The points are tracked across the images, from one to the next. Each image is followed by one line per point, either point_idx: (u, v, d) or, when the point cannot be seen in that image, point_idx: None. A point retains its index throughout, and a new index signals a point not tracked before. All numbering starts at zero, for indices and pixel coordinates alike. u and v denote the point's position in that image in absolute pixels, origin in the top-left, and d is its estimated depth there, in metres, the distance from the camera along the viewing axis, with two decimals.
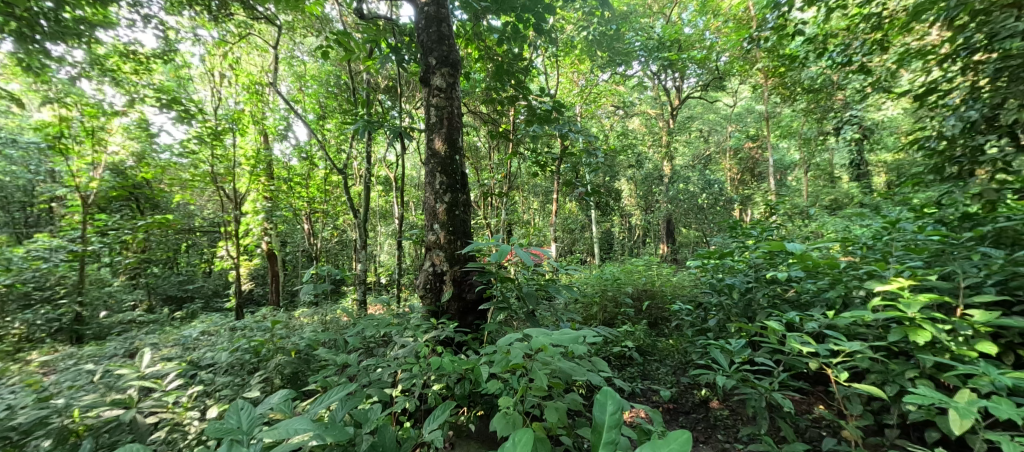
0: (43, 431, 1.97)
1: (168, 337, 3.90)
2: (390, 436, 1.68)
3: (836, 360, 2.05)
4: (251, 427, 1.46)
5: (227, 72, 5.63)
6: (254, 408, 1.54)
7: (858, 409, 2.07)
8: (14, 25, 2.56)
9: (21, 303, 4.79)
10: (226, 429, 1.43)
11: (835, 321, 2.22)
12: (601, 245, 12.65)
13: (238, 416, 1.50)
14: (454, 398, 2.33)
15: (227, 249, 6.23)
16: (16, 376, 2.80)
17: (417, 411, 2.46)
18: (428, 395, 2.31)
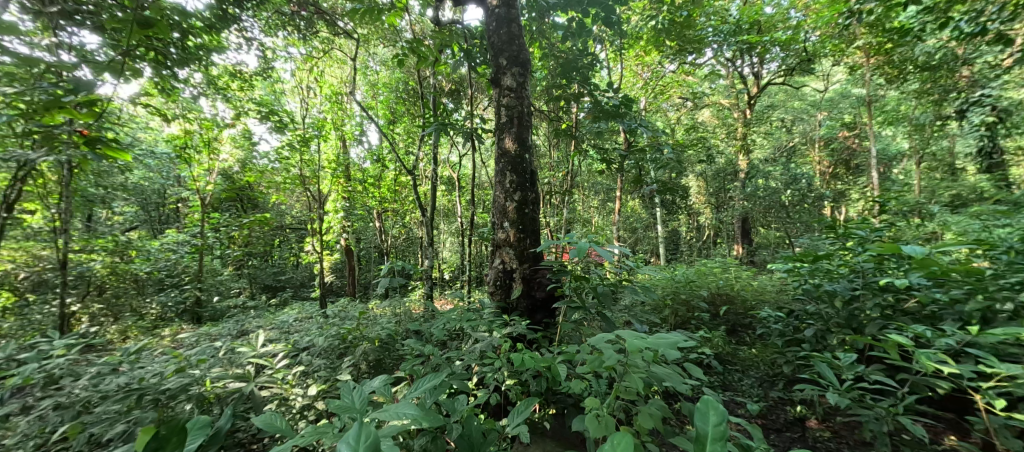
0: (186, 395, 2.38)
1: (268, 321, 4.42)
2: (477, 429, 1.88)
3: (985, 384, 1.76)
4: (363, 406, 1.63)
5: (313, 84, 6.21)
6: (365, 389, 1.70)
7: (1013, 444, 1.76)
8: (153, 56, 3.06)
9: (157, 287, 5.74)
10: (343, 406, 1.60)
11: (980, 339, 1.91)
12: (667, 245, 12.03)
13: (352, 396, 1.67)
14: (530, 394, 2.36)
15: (313, 244, 6.89)
16: (159, 349, 3.37)
17: (495, 405, 2.53)
18: (504, 390, 2.37)
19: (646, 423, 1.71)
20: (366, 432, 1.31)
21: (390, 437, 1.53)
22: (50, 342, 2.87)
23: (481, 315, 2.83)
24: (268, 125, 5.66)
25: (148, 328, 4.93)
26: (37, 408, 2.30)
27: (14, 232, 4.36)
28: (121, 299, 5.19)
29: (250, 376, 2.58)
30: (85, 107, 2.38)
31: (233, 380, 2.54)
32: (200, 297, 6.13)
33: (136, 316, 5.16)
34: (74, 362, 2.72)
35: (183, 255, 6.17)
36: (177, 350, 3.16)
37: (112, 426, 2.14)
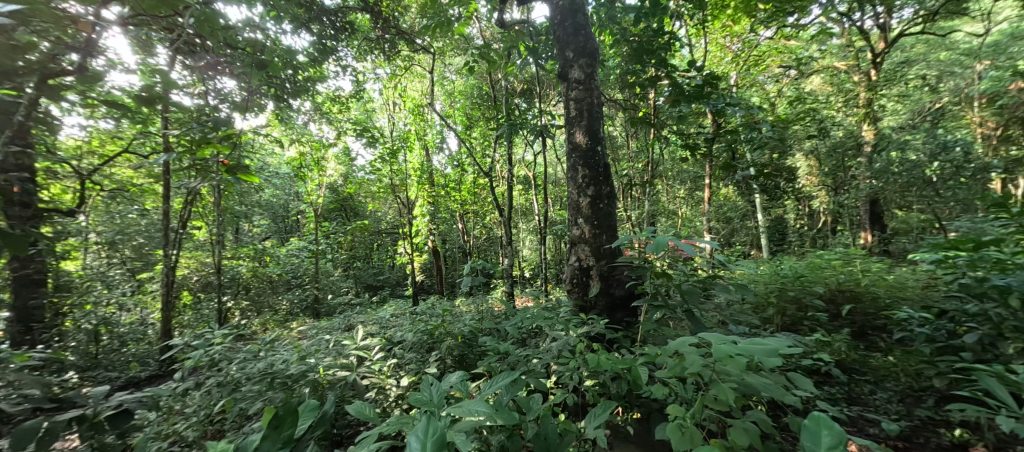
0: (305, 380, 2.76)
1: (367, 317, 4.93)
2: (552, 429, 1.85)
3: None
4: (440, 401, 1.71)
5: (399, 100, 6.75)
6: (441, 385, 1.79)
7: None
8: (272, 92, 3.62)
9: (285, 287, 6.77)
10: (423, 400, 1.71)
11: None
12: (772, 235, 10.66)
13: (430, 391, 1.77)
14: (610, 397, 2.27)
15: (405, 247, 7.50)
16: (286, 341, 3.97)
17: (574, 405, 2.48)
18: (583, 391, 2.31)
19: (740, 439, 1.52)
20: (432, 428, 1.38)
21: (464, 432, 1.58)
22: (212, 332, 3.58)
23: (559, 314, 2.80)
24: (363, 140, 6.31)
25: (280, 321, 5.86)
26: (204, 385, 2.88)
27: (188, 244, 5.50)
28: (261, 296, 6.26)
29: (354, 365, 2.90)
30: (224, 140, 2.91)
31: (341, 369, 2.89)
32: (318, 296, 7.07)
33: (271, 311, 6.16)
34: (227, 349, 3.34)
35: (304, 259, 7.17)
36: (300, 341, 3.69)
37: (253, 404, 2.59)
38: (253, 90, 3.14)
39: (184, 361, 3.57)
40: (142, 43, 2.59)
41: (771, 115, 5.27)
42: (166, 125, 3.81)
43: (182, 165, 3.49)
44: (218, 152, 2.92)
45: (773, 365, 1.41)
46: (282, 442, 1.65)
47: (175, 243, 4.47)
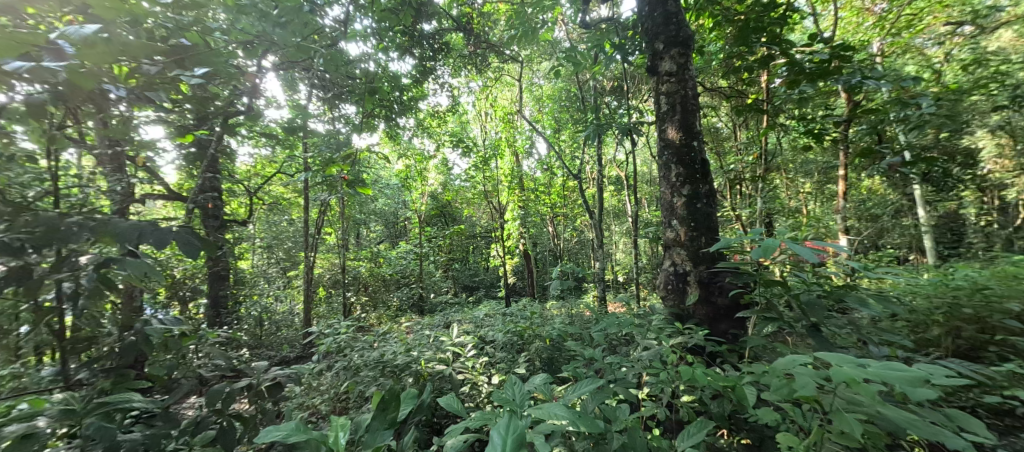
0: (408, 370, 3.03)
1: (462, 317, 5.23)
2: (641, 443, 1.71)
3: None
4: (522, 401, 1.70)
5: (491, 109, 7.06)
6: (524, 385, 1.79)
7: None
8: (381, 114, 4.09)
9: (396, 286, 7.53)
10: (505, 399, 1.72)
11: None
12: (942, 235, 8.53)
13: (512, 390, 1.77)
14: (711, 417, 2.02)
15: (498, 250, 7.77)
16: (394, 334, 4.43)
17: (668, 421, 2.27)
18: (678, 407, 2.10)
19: None
20: (512, 426, 1.36)
21: (546, 434, 1.52)
22: (337, 323, 4.15)
23: (651, 321, 2.62)
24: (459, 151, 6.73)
25: (392, 315, 6.58)
26: (331, 368, 3.37)
27: (322, 248, 6.50)
28: (377, 293, 7.10)
29: (449, 360, 3.09)
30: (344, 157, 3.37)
31: (439, 363, 3.12)
32: (423, 294, 7.71)
33: (384, 307, 6.92)
34: (349, 338, 3.86)
35: (411, 261, 7.92)
36: (405, 335, 4.09)
37: (368, 387, 2.95)
38: (363, 115, 3.60)
39: (318, 346, 4.23)
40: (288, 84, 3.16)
41: (932, 86, 4.23)
42: (301, 149, 4.56)
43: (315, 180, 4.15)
44: (340, 169, 3.41)
45: (921, 398, 1.04)
46: (388, 423, 1.74)
47: (311, 246, 5.31)
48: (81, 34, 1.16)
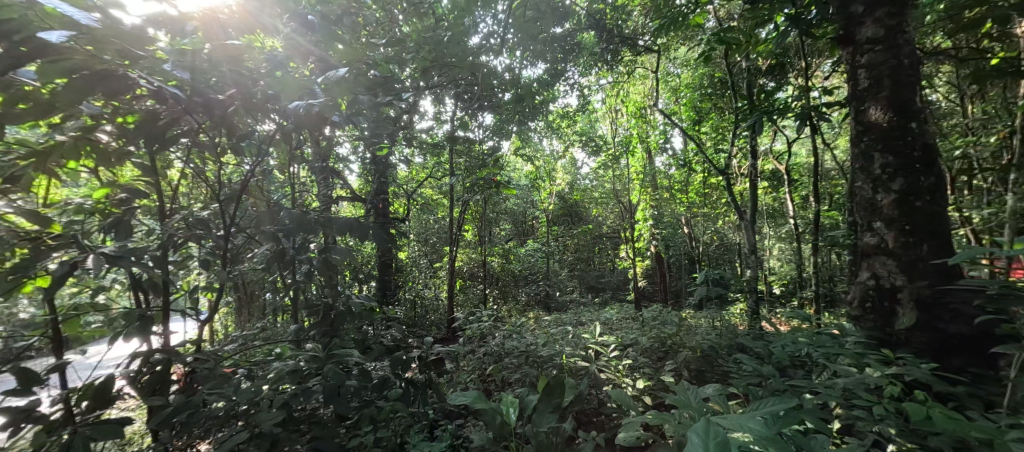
0: (552, 364, 3.14)
1: (595, 317, 5.19)
2: None
3: None
4: (701, 409, 1.56)
5: (622, 104, 6.93)
6: (698, 393, 1.65)
7: None
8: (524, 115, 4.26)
9: (523, 281, 7.85)
10: (681, 401, 1.62)
11: None
12: None
13: (686, 396, 1.65)
14: None
15: (626, 251, 7.53)
16: (532, 330, 4.63)
17: None
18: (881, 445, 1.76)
19: None
20: (710, 428, 1.24)
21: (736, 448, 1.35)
22: (481, 313, 4.50)
23: (837, 341, 2.26)
24: (588, 149, 6.73)
25: (520, 310, 6.85)
26: (479, 352, 3.74)
27: (461, 244, 7.12)
28: (507, 288, 7.51)
29: (591, 359, 3.11)
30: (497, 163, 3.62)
31: (580, 360, 3.20)
32: (549, 291, 7.86)
33: (514, 302, 7.26)
34: (492, 328, 4.19)
35: (537, 258, 8.18)
36: (543, 330, 4.27)
37: (514, 374, 3.19)
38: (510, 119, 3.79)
39: (464, 333, 4.66)
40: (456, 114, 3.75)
41: None
42: (451, 153, 5.04)
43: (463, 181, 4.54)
44: None
45: None
46: (553, 408, 1.90)
47: (452, 241, 5.85)
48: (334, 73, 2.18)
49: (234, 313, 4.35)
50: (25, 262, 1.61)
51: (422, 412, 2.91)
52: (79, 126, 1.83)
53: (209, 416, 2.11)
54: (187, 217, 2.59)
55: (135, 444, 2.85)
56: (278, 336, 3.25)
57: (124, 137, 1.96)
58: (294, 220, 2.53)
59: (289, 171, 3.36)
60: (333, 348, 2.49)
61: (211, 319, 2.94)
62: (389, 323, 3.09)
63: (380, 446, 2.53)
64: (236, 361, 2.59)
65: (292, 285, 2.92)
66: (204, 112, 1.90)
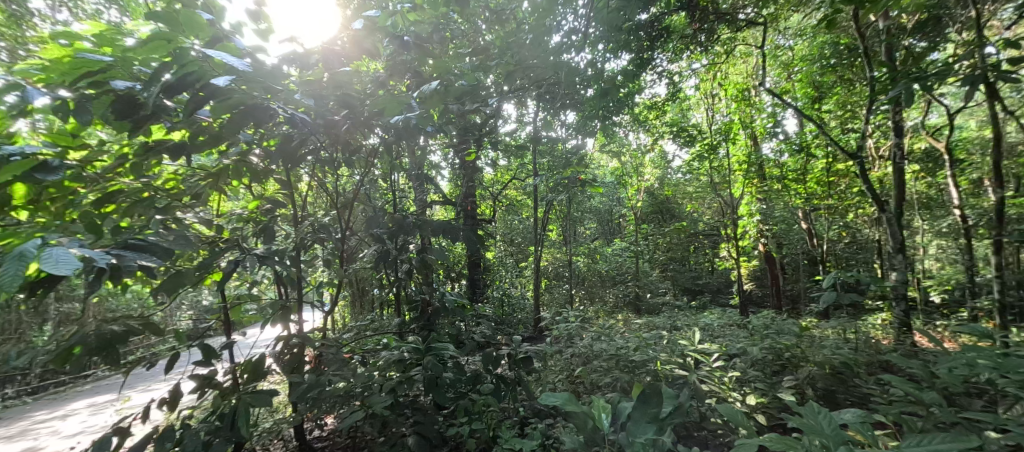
0: (646, 371, 3.02)
1: (693, 323, 4.85)
2: None
3: None
4: (839, 435, 1.33)
5: (719, 88, 6.33)
6: (834, 417, 1.42)
7: None
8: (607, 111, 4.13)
9: (610, 281, 7.68)
10: (812, 427, 1.38)
11: None
12: None
13: (818, 419, 1.43)
14: None
15: (727, 250, 6.86)
16: (621, 332, 4.45)
17: None
18: None
19: None
20: None
21: None
22: (568, 313, 4.49)
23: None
24: (680, 140, 6.33)
25: (608, 312, 6.64)
26: (568, 352, 3.70)
27: (547, 243, 7.20)
28: (594, 288, 7.34)
29: (690, 367, 2.91)
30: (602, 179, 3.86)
31: (676, 367, 3.00)
32: (639, 293, 7.52)
33: (601, 302, 7.11)
34: (579, 328, 4.13)
35: (624, 258, 7.95)
36: (634, 333, 4.08)
37: (604, 377, 3.09)
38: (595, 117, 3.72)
39: (551, 332, 4.67)
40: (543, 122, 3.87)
41: None
42: (536, 155, 5.10)
43: (550, 181, 4.57)
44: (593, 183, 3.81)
45: None
46: (650, 418, 1.77)
47: (537, 241, 5.89)
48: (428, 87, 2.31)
49: (348, 306, 4.92)
50: (207, 261, 2.29)
51: (513, 408, 2.98)
52: (240, 151, 2.47)
53: (332, 394, 2.42)
54: (313, 222, 3.00)
55: (279, 414, 3.39)
56: (384, 328, 3.59)
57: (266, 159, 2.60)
58: (395, 223, 2.76)
59: (391, 179, 3.70)
60: (431, 342, 2.67)
61: (332, 311, 3.37)
62: (480, 320, 3.22)
63: (474, 437, 2.64)
64: (352, 349, 2.92)
65: (395, 282, 3.19)
66: (326, 131, 2.31)
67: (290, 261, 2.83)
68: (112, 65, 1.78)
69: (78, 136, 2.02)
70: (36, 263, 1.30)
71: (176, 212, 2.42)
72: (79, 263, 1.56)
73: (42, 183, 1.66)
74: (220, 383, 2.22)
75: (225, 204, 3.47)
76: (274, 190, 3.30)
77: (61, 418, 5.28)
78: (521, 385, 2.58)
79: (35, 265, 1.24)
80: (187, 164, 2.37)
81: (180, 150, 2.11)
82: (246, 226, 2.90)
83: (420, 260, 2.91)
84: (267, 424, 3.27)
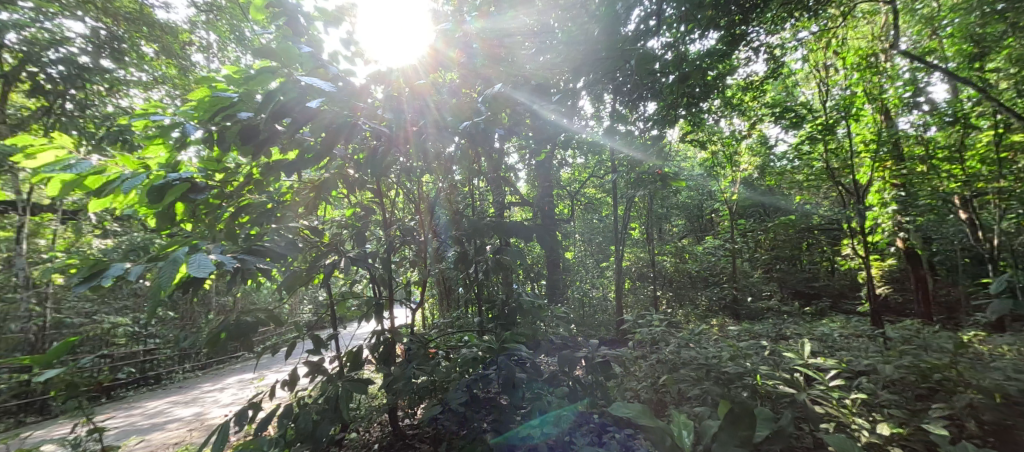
0: (743, 384, 2.70)
1: (805, 332, 4.23)
2: None
3: None
4: None
5: (837, 57, 5.40)
6: None
7: None
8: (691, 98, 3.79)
9: (704, 283, 7.08)
10: None
11: None
12: None
13: None
14: None
15: (852, 248, 5.73)
16: (715, 340, 4.03)
17: None
18: None
19: None
20: None
21: None
22: (653, 316, 4.22)
23: None
24: (784, 122, 5.59)
25: (701, 316, 6.11)
26: (652, 359, 3.46)
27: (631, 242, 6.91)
28: (683, 290, 6.92)
29: (800, 386, 2.50)
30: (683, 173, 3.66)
31: (783, 384, 2.60)
32: (738, 296, 6.80)
33: (692, 306, 6.59)
34: (665, 333, 3.84)
35: (719, 257, 7.29)
36: (730, 341, 3.66)
37: (693, 389, 2.81)
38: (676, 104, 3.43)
39: (634, 336, 4.42)
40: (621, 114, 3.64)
41: None
42: (615, 150, 4.91)
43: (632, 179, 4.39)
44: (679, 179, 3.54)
45: None
46: (739, 442, 1.46)
47: (618, 241, 5.65)
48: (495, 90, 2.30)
49: (436, 304, 5.24)
50: (314, 263, 2.60)
51: (590, 414, 2.85)
52: (339, 165, 2.75)
53: (417, 387, 2.57)
54: (400, 226, 3.24)
55: (376, 400, 3.75)
56: (465, 325, 3.75)
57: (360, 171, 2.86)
58: (472, 226, 2.88)
59: (470, 183, 3.83)
60: (507, 342, 2.68)
61: (419, 309, 3.61)
62: (556, 322, 3.16)
63: (550, 441, 2.58)
64: (436, 345, 3.08)
65: (474, 282, 3.29)
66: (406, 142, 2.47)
67: (381, 262, 3.10)
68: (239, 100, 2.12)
69: (222, 161, 2.46)
70: (184, 266, 1.60)
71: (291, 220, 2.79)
72: (216, 266, 1.87)
73: (195, 201, 2.04)
74: (327, 370, 2.48)
75: (330, 212, 3.94)
76: (368, 198, 3.63)
77: (221, 390, 6.50)
78: (599, 390, 2.45)
79: (183, 268, 1.51)
80: (298, 179, 2.72)
81: (292, 167, 2.42)
82: (345, 230, 3.25)
83: (496, 261, 2.97)
84: (366, 409, 3.62)
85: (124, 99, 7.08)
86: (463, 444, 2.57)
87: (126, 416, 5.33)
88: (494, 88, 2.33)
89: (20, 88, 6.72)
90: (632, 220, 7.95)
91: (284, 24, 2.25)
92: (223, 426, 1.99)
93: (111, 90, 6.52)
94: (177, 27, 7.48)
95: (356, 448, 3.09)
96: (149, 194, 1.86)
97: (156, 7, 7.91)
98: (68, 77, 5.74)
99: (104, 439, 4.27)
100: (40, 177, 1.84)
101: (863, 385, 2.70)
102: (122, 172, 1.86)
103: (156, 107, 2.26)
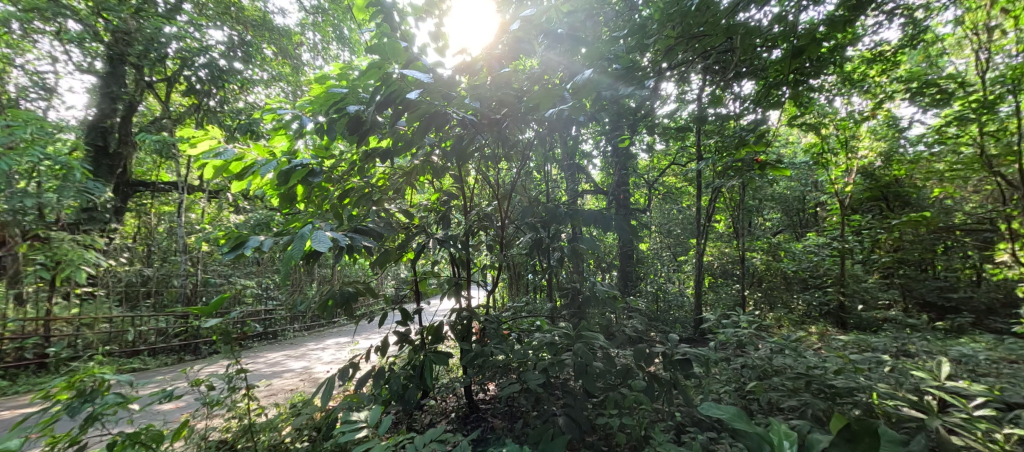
0: (853, 400, 2.37)
1: (935, 352, 3.59)
2: None
3: None
4: None
5: (1005, 16, 4.35)
6: None
7: None
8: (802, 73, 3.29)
9: (801, 285, 6.50)
10: None
11: None
12: None
13: None
14: None
15: (1011, 253, 4.63)
16: (816, 349, 3.58)
17: None
18: None
19: None
20: None
21: None
22: (739, 316, 3.88)
23: None
24: (922, 101, 4.73)
25: (796, 321, 5.50)
26: (737, 362, 3.18)
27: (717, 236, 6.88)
28: (775, 292, 6.62)
29: (932, 410, 2.09)
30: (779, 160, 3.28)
31: (908, 406, 2.20)
32: (845, 303, 6.09)
33: (784, 309, 6.35)
34: (753, 337, 3.50)
35: (824, 258, 6.40)
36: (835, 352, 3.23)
37: (788, 399, 2.53)
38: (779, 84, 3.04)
39: (716, 337, 4.10)
40: (715, 98, 3.33)
41: None
42: (708, 136, 4.57)
43: (722, 167, 4.04)
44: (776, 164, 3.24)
45: None
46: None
47: (701, 233, 5.22)
48: (581, 77, 2.23)
49: (508, 287, 5.40)
50: (402, 244, 2.79)
51: (668, 412, 2.69)
52: (427, 152, 2.91)
53: (493, 365, 2.65)
54: (479, 211, 3.33)
55: (454, 373, 3.98)
56: (537, 310, 3.77)
57: (445, 158, 2.99)
58: (548, 213, 2.88)
59: (543, 170, 3.82)
60: (582, 330, 2.63)
61: (495, 291, 3.71)
62: (631, 314, 3.02)
63: (623, 432, 2.51)
64: (510, 327, 3.16)
65: (548, 269, 3.27)
66: (488, 129, 2.54)
67: (461, 245, 3.23)
68: (346, 94, 2.34)
69: (329, 149, 2.74)
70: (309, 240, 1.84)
71: (385, 204, 3.02)
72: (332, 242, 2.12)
73: (312, 184, 2.32)
74: (412, 340, 2.68)
75: (414, 197, 4.18)
76: (449, 185, 3.79)
77: (323, 349, 7.40)
78: (678, 388, 2.30)
79: (309, 241, 1.74)
80: (392, 165, 2.92)
81: (388, 154, 2.62)
82: (431, 214, 3.45)
83: (570, 248, 2.92)
84: (444, 381, 3.86)
85: (252, 95, 8.25)
86: (535, 424, 2.60)
87: (255, 363, 6.37)
88: (580, 74, 2.26)
89: (178, 89, 8.16)
90: (718, 212, 7.34)
91: (382, 22, 2.43)
92: (329, 380, 2.28)
93: (243, 89, 7.65)
94: (289, 29, 8.56)
95: (435, 414, 3.32)
96: (279, 177, 2.16)
97: (275, 13, 9.02)
98: (212, 78, 6.88)
99: (244, 380, 5.21)
100: (199, 162, 2.24)
101: (1022, 421, 2.19)
102: (257, 158, 2.17)
103: (278, 102, 2.59)
